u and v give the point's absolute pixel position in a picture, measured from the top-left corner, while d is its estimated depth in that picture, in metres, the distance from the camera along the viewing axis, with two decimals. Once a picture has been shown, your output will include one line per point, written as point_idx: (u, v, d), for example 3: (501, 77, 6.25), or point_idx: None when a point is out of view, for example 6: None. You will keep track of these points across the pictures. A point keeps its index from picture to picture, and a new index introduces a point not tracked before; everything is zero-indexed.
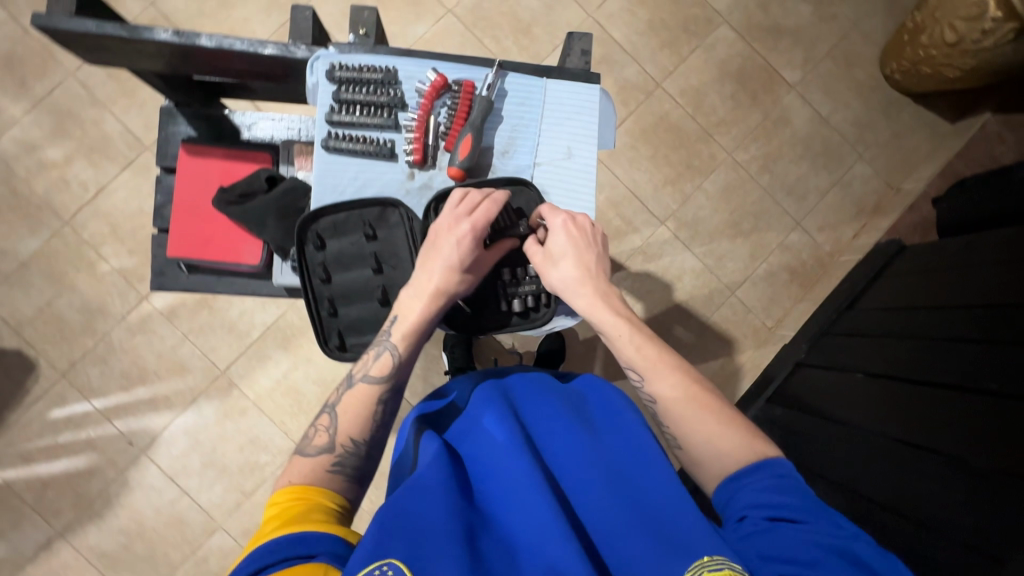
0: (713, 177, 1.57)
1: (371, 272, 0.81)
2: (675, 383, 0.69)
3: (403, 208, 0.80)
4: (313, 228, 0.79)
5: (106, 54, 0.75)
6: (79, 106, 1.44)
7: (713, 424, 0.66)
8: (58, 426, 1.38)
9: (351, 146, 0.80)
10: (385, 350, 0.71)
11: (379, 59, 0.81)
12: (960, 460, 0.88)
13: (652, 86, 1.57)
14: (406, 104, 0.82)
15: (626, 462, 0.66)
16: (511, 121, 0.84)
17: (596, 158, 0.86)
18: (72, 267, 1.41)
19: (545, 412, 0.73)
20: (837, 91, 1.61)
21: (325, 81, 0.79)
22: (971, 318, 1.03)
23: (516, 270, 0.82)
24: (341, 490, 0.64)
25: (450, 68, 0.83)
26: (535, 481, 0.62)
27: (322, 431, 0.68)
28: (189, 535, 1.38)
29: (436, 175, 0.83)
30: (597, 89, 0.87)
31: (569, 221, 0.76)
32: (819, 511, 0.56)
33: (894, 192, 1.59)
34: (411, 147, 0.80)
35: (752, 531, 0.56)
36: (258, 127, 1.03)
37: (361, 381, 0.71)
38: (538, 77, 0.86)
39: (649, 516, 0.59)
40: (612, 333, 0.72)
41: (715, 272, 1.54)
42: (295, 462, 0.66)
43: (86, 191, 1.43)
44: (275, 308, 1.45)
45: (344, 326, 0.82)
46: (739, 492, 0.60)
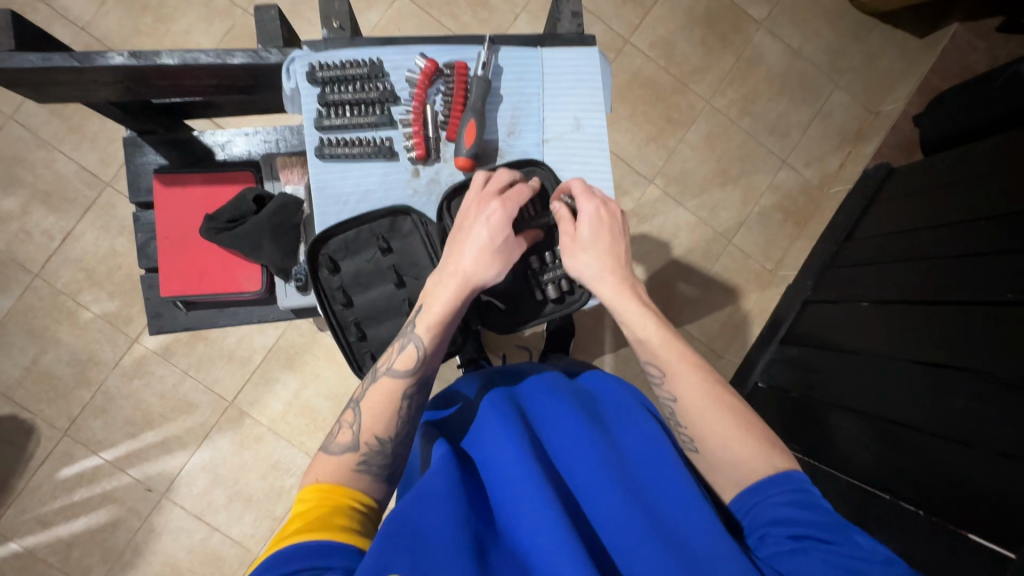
0: (695, 128, 1.54)
1: (393, 287, 0.78)
2: (699, 383, 0.67)
3: (414, 214, 0.77)
4: (323, 251, 0.76)
5: (59, 89, 0.69)
6: (25, 151, 1.35)
7: (731, 427, 0.64)
8: (70, 485, 1.34)
9: (347, 151, 0.75)
10: (410, 342, 0.68)
11: (360, 53, 0.76)
12: (986, 374, 0.88)
13: (621, 43, 1.53)
14: (398, 97, 0.77)
15: (642, 464, 0.65)
16: (511, 99, 0.80)
17: (606, 124, 0.82)
18: (52, 320, 1.35)
19: (557, 416, 0.70)
20: (805, 21, 1.59)
21: (307, 83, 0.74)
22: (975, 232, 1.04)
23: (544, 256, 0.79)
24: (366, 489, 0.61)
25: (438, 51, 0.78)
26: (541, 490, 0.58)
27: (346, 427, 0.65)
28: (228, 569, 1.35)
29: (442, 169, 0.78)
30: (596, 51, 0.82)
31: (601, 208, 0.73)
32: (847, 532, 0.53)
33: (874, 116, 1.59)
34: (412, 142, 0.76)
35: (775, 551, 0.54)
36: (233, 144, 0.97)
37: (386, 374, 0.67)
38: (532, 48, 0.81)
39: (667, 529, 0.57)
40: (636, 322, 0.70)
41: (709, 223, 1.53)
42: (320, 461, 0.63)
43: (52, 239, 1.35)
44: (274, 329, 1.40)
45: (376, 348, 0.79)
46: (760, 507, 0.59)
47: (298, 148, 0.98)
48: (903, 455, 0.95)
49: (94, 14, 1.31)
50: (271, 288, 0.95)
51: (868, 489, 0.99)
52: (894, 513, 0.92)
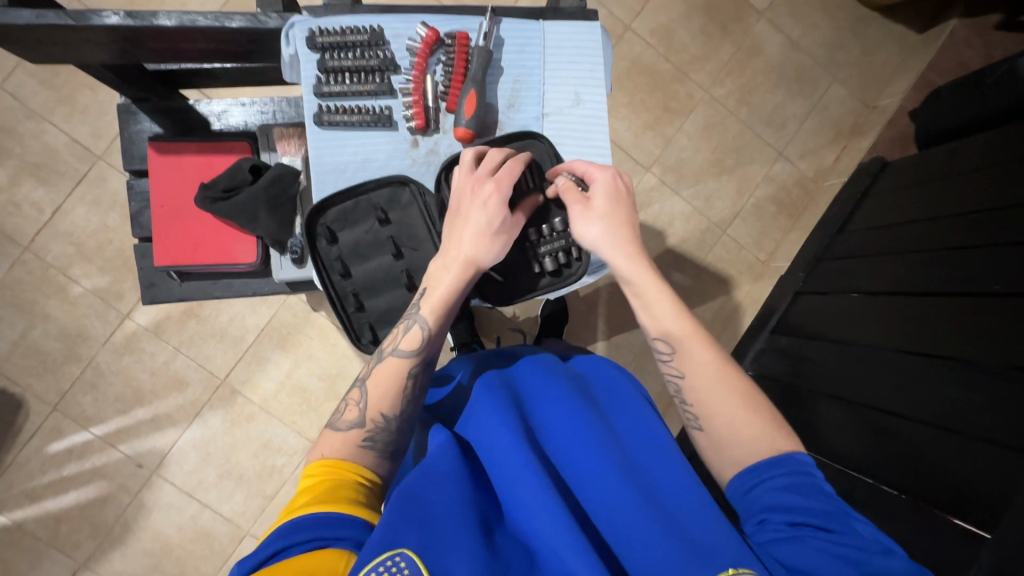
0: (692, 117, 1.55)
1: (391, 258, 0.78)
2: (712, 361, 0.67)
3: (413, 184, 0.75)
4: (321, 221, 0.76)
5: (52, 49, 0.69)
6: (14, 121, 1.33)
7: (741, 409, 0.64)
8: (59, 460, 1.33)
9: (347, 118, 0.75)
10: (415, 324, 0.68)
11: (361, 20, 0.75)
12: (973, 364, 0.90)
13: (622, 29, 1.52)
14: (398, 66, 0.77)
15: (637, 449, 0.65)
16: (511, 72, 0.80)
17: (606, 101, 0.82)
18: (41, 294, 1.33)
19: (549, 398, 0.71)
20: (805, 12, 1.59)
21: (306, 49, 0.74)
22: (966, 225, 1.05)
23: (542, 227, 0.79)
24: (373, 466, 0.62)
25: (440, 21, 0.77)
26: (536, 473, 0.59)
27: (353, 405, 0.65)
28: (218, 546, 1.36)
29: (441, 140, 0.78)
30: (597, 26, 0.82)
31: (614, 179, 0.73)
32: (845, 520, 0.54)
33: (870, 111, 1.60)
34: (411, 112, 0.76)
35: (774, 538, 0.55)
36: (229, 115, 0.97)
37: (391, 355, 0.67)
38: (533, 21, 0.81)
39: (663, 510, 0.58)
40: (649, 297, 0.70)
41: (704, 214, 1.54)
42: (326, 437, 0.63)
43: (41, 212, 1.34)
44: (266, 308, 1.40)
45: (374, 318, 0.79)
46: (758, 491, 0.59)
47: (295, 120, 0.97)
48: (888, 443, 0.96)
49: None
50: (267, 260, 0.95)
51: (852, 473, 1.01)
52: (877, 498, 0.94)
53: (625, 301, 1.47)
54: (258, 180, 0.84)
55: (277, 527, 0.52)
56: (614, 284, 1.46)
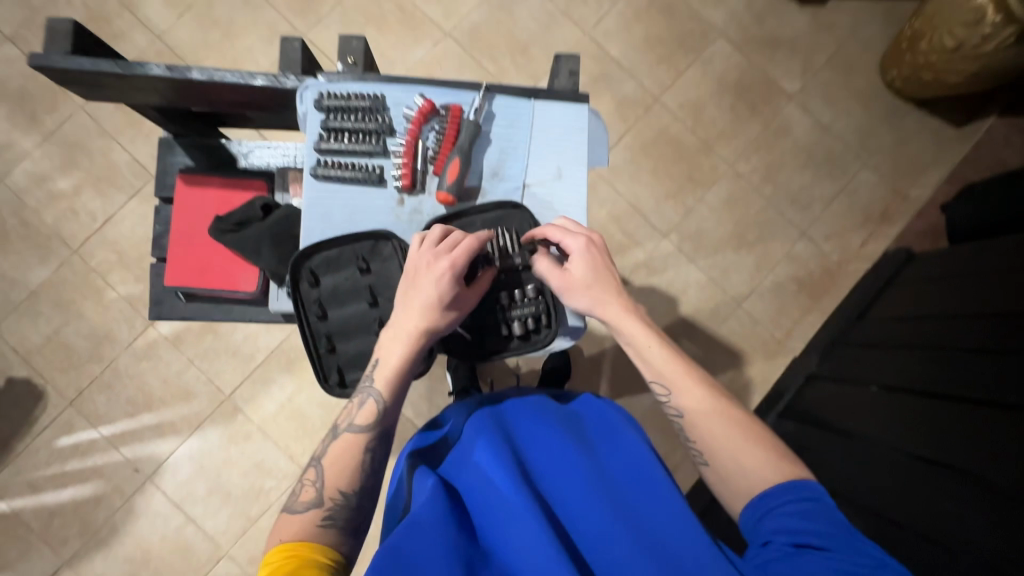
0: (715, 189, 1.56)
1: (366, 305, 0.81)
2: (705, 399, 0.67)
3: (396, 240, 0.80)
4: (306, 265, 0.79)
5: (103, 91, 0.78)
6: (87, 138, 1.48)
7: (739, 439, 0.65)
8: (65, 454, 1.39)
9: (340, 173, 0.81)
10: (369, 398, 0.69)
11: (367, 87, 0.83)
12: (979, 478, 0.84)
13: (651, 101, 1.57)
14: (394, 130, 0.83)
15: (631, 492, 0.63)
16: (500, 143, 0.85)
17: (587, 177, 0.86)
18: (79, 295, 1.43)
19: (544, 438, 0.68)
20: (837, 99, 1.61)
21: (314, 110, 0.81)
22: (986, 327, 0.99)
23: (514, 292, 0.81)
24: (334, 544, 0.62)
25: (438, 93, 0.84)
26: (531, 510, 0.57)
27: (309, 485, 0.66)
28: (195, 563, 1.36)
29: (425, 201, 0.83)
30: (586, 108, 0.87)
31: (589, 243, 0.75)
32: (849, 540, 0.54)
33: (901, 200, 1.57)
34: (400, 172, 0.81)
35: (775, 557, 0.54)
36: (254, 155, 1.05)
37: (346, 431, 0.68)
38: (527, 99, 0.87)
39: (659, 546, 0.56)
40: (640, 345, 0.71)
41: (720, 285, 1.52)
42: (283, 521, 0.63)
43: (95, 220, 1.46)
44: (279, 331, 1.45)
45: (344, 361, 0.81)
46: (767, 517, 0.59)
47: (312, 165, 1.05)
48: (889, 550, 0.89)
49: (169, 25, 1.45)
50: (266, 291, 1.02)
51: None
52: None
53: (630, 364, 1.44)
54: (267, 217, 0.91)
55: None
56: (621, 346, 1.44)
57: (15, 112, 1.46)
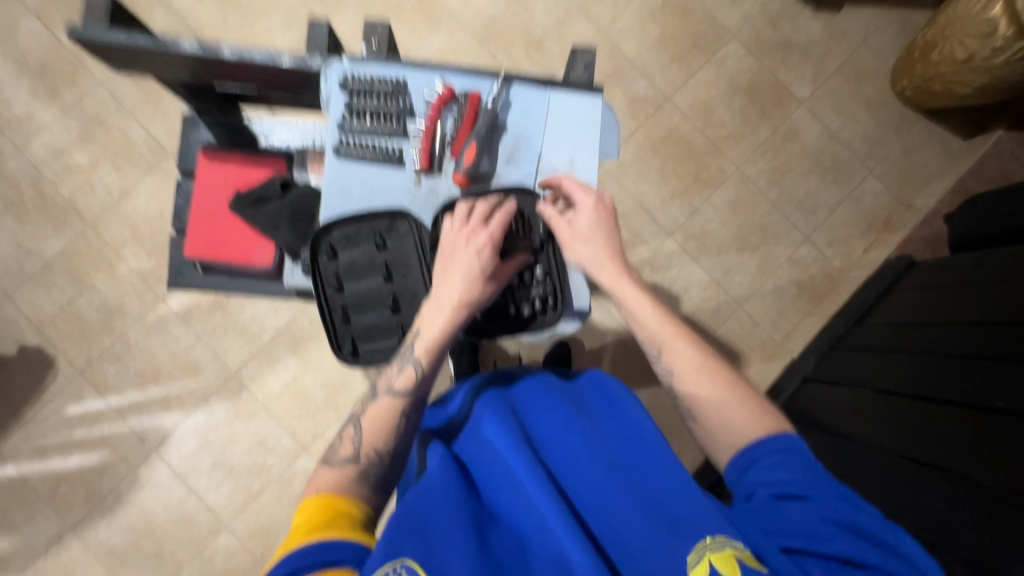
0: (721, 190, 1.58)
1: (381, 280, 0.83)
2: (694, 357, 0.70)
3: (412, 218, 0.82)
4: (326, 239, 0.82)
5: (133, 64, 0.80)
6: (106, 114, 1.50)
7: (725, 396, 0.66)
8: (73, 423, 1.42)
9: (361, 153, 0.83)
10: (409, 364, 0.71)
11: (389, 71, 0.85)
12: (963, 477, 0.87)
13: (662, 100, 1.59)
14: (414, 113, 0.85)
15: (627, 454, 0.64)
16: (515, 130, 0.87)
17: (598, 166, 0.88)
18: (93, 268, 1.46)
19: (546, 407, 0.70)
20: (847, 106, 1.62)
21: (337, 90, 0.83)
22: (981, 334, 1.01)
23: (523, 274, 0.83)
24: (364, 498, 0.63)
25: (457, 80, 0.86)
26: (534, 473, 0.60)
27: (348, 440, 0.67)
28: (196, 534, 1.40)
29: (441, 182, 0.85)
30: (599, 100, 0.89)
31: (597, 202, 0.79)
32: (829, 485, 0.56)
33: (905, 208, 1.58)
34: (418, 154, 0.84)
35: (758, 509, 0.57)
36: (274, 135, 1.09)
37: (385, 393, 0.70)
38: (543, 88, 0.88)
39: (656, 501, 0.58)
40: (632, 303, 0.74)
41: (722, 285, 1.54)
42: (320, 472, 0.65)
43: (110, 195, 1.48)
44: (287, 311, 1.47)
45: (358, 332, 0.83)
46: (749, 468, 0.61)
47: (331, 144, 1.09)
48: None
49: (190, 5, 1.47)
50: (281, 267, 1.04)
51: None
52: None
53: (629, 359, 1.46)
54: (286, 195, 0.94)
55: (280, 559, 0.52)
56: (622, 340, 1.46)
57: (36, 85, 1.49)
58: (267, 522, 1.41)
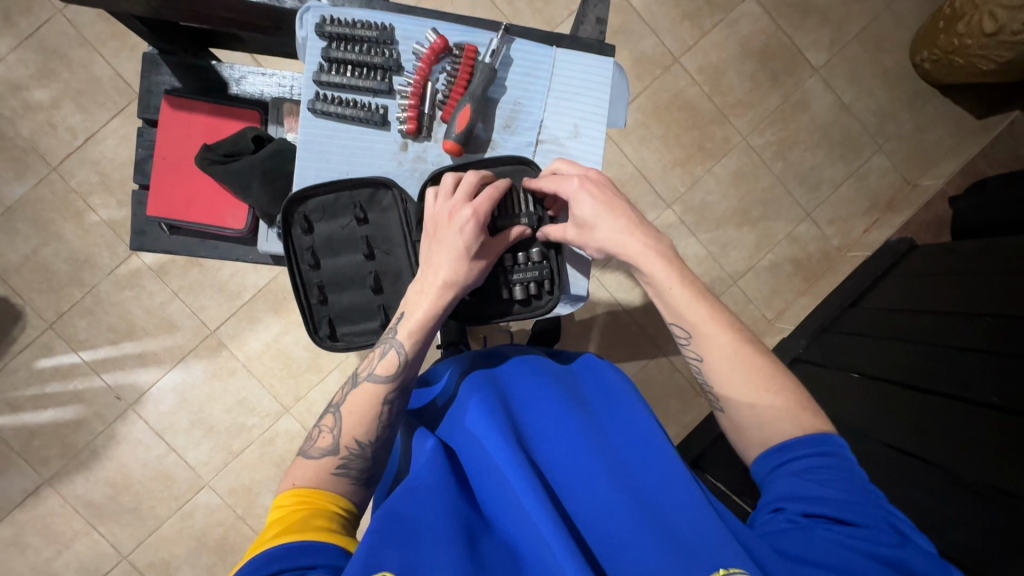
0: (725, 161, 1.51)
1: (362, 257, 0.78)
2: (728, 344, 0.66)
3: (396, 189, 0.77)
4: (300, 210, 0.76)
5: None
6: (66, 47, 1.37)
7: (762, 390, 0.63)
8: (45, 376, 1.37)
9: (340, 110, 0.75)
10: (391, 348, 0.67)
11: (374, 16, 0.76)
12: (954, 475, 0.87)
13: (670, 62, 1.50)
14: (402, 67, 0.77)
15: (625, 456, 0.62)
16: (514, 91, 0.80)
17: (604, 136, 0.82)
18: (59, 216, 1.37)
19: (539, 400, 0.68)
20: (862, 77, 1.54)
21: (315, 36, 0.75)
22: (980, 327, 0.99)
23: (518, 255, 0.78)
24: (346, 493, 0.61)
25: (452, 31, 0.78)
26: (526, 479, 0.56)
27: (326, 431, 0.63)
28: (176, 491, 1.39)
29: (431, 148, 0.79)
30: (610, 62, 0.82)
31: (585, 179, 0.73)
32: (868, 511, 0.53)
33: (910, 188, 1.54)
34: (405, 115, 0.76)
35: (784, 527, 0.55)
36: (247, 81, 0.99)
37: (367, 380, 0.66)
38: (548, 45, 0.81)
39: (653, 512, 0.55)
40: (662, 282, 0.69)
41: (718, 260, 1.51)
42: (297, 465, 0.62)
43: (75, 137, 1.38)
44: (268, 271, 1.42)
45: (335, 313, 0.79)
46: (775, 482, 0.59)
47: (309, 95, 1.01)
48: None
49: None
50: (255, 230, 1.00)
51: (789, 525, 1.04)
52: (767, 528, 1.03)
53: (620, 332, 1.44)
54: (258, 150, 0.88)
55: (253, 556, 0.50)
56: (612, 313, 1.43)
57: None
58: (248, 481, 1.40)
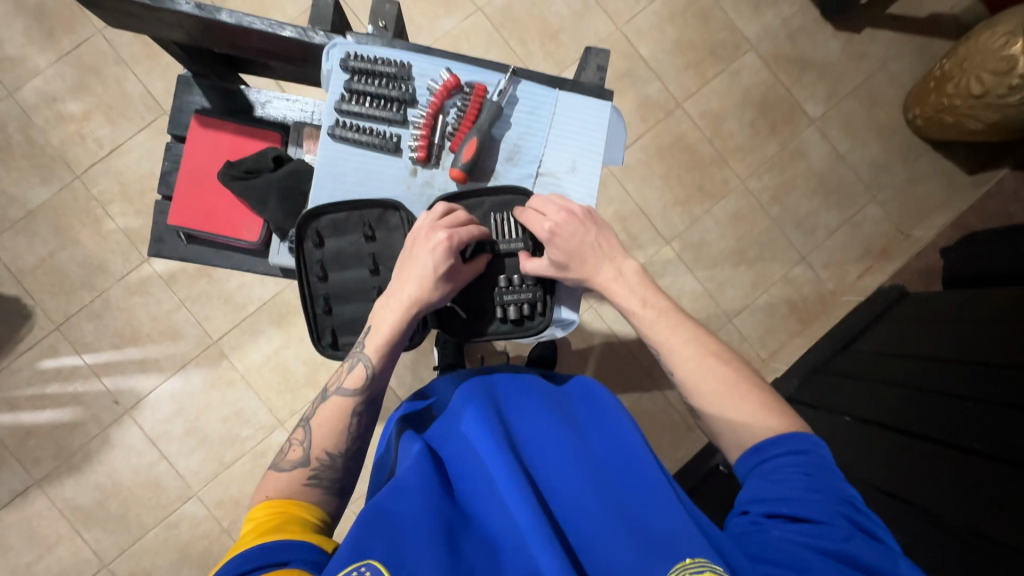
0: (724, 202, 1.56)
1: (367, 272, 0.82)
2: (692, 354, 0.70)
3: (404, 211, 0.80)
4: (313, 225, 0.80)
5: (129, 19, 0.77)
6: (102, 64, 1.45)
7: (728, 397, 0.66)
8: (46, 377, 1.40)
9: (357, 137, 0.81)
10: (359, 362, 0.70)
11: (394, 54, 0.82)
12: (937, 516, 0.88)
13: (673, 106, 1.57)
14: (416, 101, 0.83)
15: (610, 468, 0.64)
16: (519, 128, 0.85)
17: (600, 173, 0.86)
18: (78, 222, 1.42)
19: (532, 412, 0.69)
20: (857, 129, 1.61)
21: (338, 69, 0.81)
22: (966, 373, 1.01)
23: (511, 278, 0.81)
24: (319, 503, 0.63)
25: (464, 70, 0.84)
26: (513, 479, 0.58)
27: (297, 444, 0.66)
28: (164, 499, 1.39)
29: (438, 175, 0.84)
30: (608, 106, 0.87)
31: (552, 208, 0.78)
32: (827, 508, 0.55)
33: (903, 238, 1.58)
34: (416, 144, 0.82)
35: (749, 529, 0.57)
36: (272, 105, 1.04)
37: (335, 394, 0.69)
38: (552, 88, 0.87)
39: (637, 521, 0.57)
40: (627, 307, 0.75)
41: (714, 298, 1.54)
42: (270, 478, 0.64)
43: (101, 148, 1.44)
44: (275, 285, 1.45)
45: (338, 324, 0.82)
46: (746, 486, 0.61)
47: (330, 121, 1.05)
48: None
49: None
50: (268, 242, 1.05)
51: None
52: None
53: (615, 363, 1.45)
54: (278, 169, 0.93)
55: (226, 561, 0.51)
56: (608, 344, 1.45)
57: (33, 28, 1.44)
58: (236, 494, 1.39)
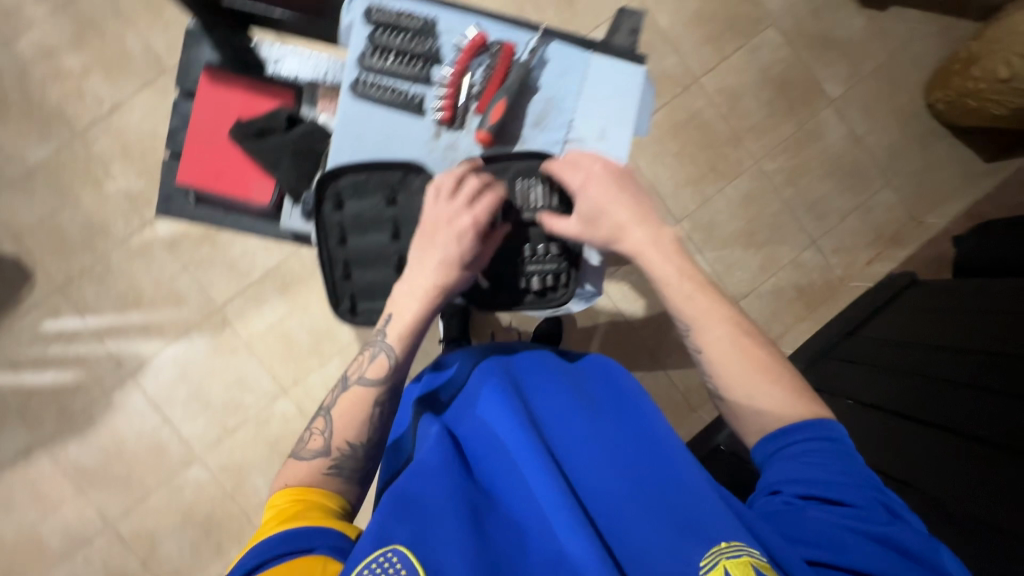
0: (737, 182, 1.54)
1: (387, 237, 0.80)
2: (725, 335, 0.67)
3: (426, 174, 0.78)
4: (333, 185, 0.78)
5: None
6: (101, 17, 1.40)
7: (760, 381, 0.65)
8: (47, 339, 1.38)
9: (379, 94, 0.78)
10: (380, 351, 0.69)
11: (420, 8, 0.80)
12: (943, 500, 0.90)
13: (690, 81, 1.52)
14: (442, 58, 0.81)
15: (629, 444, 0.63)
16: (546, 91, 0.83)
17: (631, 142, 0.83)
18: (78, 182, 1.39)
19: (548, 390, 0.69)
20: (877, 112, 1.57)
21: (362, 22, 0.79)
22: (974, 362, 1.01)
23: (536, 247, 0.81)
24: (341, 491, 0.63)
25: (492, 28, 0.81)
26: (532, 456, 0.58)
27: (317, 434, 0.66)
28: (167, 463, 1.39)
29: (462, 137, 0.81)
30: (642, 71, 0.84)
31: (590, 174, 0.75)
32: (862, 492, 0.56)
33: (916, 225, 1.56)
34: (441, 104, 0.79)
35: (781, 509, 0.58)
36: (284, 65, 1.04)
37: (357, 383, 0.68)
38: (583, 50, 0.83)
39: (657, 496, 0.57)
40: (662, 279, 0.71)
41: (722, 280, 1.53)
42: (290, 466, 0.64)
43: (101, 105, 1.40)
44: (279, 252, 1.43)
45: (357, 289, 0.81)
46: (773, 465, 0.61)
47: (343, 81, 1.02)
48: None
49: None
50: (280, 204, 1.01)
51: None
52: None
53: (621, 342, 1.45)
54: (291, 130, 0.93)
55: (252, 547, 0.52)
56: (614, 322, 1.45)
57: None
58: (239, 460, 1.40)
